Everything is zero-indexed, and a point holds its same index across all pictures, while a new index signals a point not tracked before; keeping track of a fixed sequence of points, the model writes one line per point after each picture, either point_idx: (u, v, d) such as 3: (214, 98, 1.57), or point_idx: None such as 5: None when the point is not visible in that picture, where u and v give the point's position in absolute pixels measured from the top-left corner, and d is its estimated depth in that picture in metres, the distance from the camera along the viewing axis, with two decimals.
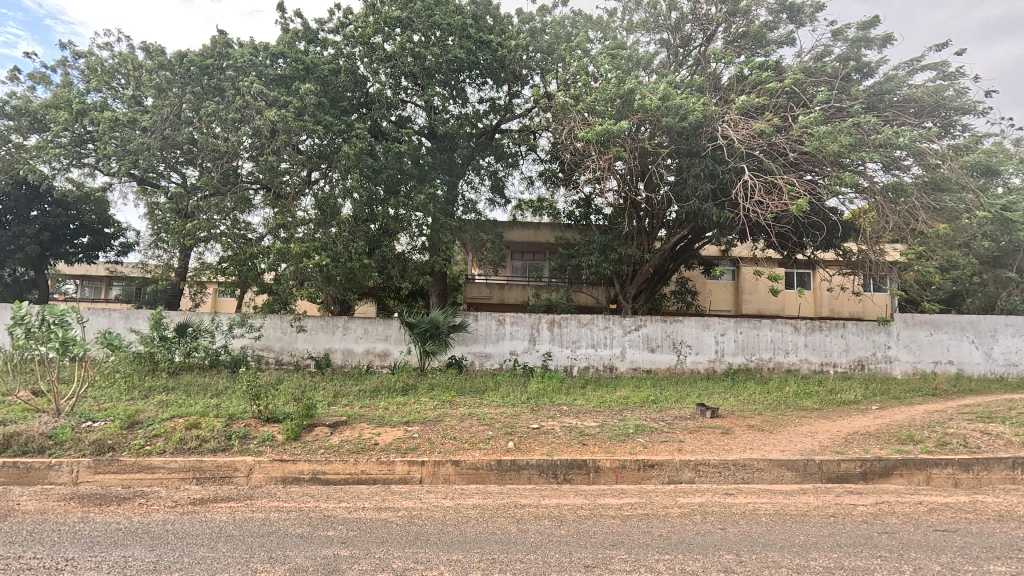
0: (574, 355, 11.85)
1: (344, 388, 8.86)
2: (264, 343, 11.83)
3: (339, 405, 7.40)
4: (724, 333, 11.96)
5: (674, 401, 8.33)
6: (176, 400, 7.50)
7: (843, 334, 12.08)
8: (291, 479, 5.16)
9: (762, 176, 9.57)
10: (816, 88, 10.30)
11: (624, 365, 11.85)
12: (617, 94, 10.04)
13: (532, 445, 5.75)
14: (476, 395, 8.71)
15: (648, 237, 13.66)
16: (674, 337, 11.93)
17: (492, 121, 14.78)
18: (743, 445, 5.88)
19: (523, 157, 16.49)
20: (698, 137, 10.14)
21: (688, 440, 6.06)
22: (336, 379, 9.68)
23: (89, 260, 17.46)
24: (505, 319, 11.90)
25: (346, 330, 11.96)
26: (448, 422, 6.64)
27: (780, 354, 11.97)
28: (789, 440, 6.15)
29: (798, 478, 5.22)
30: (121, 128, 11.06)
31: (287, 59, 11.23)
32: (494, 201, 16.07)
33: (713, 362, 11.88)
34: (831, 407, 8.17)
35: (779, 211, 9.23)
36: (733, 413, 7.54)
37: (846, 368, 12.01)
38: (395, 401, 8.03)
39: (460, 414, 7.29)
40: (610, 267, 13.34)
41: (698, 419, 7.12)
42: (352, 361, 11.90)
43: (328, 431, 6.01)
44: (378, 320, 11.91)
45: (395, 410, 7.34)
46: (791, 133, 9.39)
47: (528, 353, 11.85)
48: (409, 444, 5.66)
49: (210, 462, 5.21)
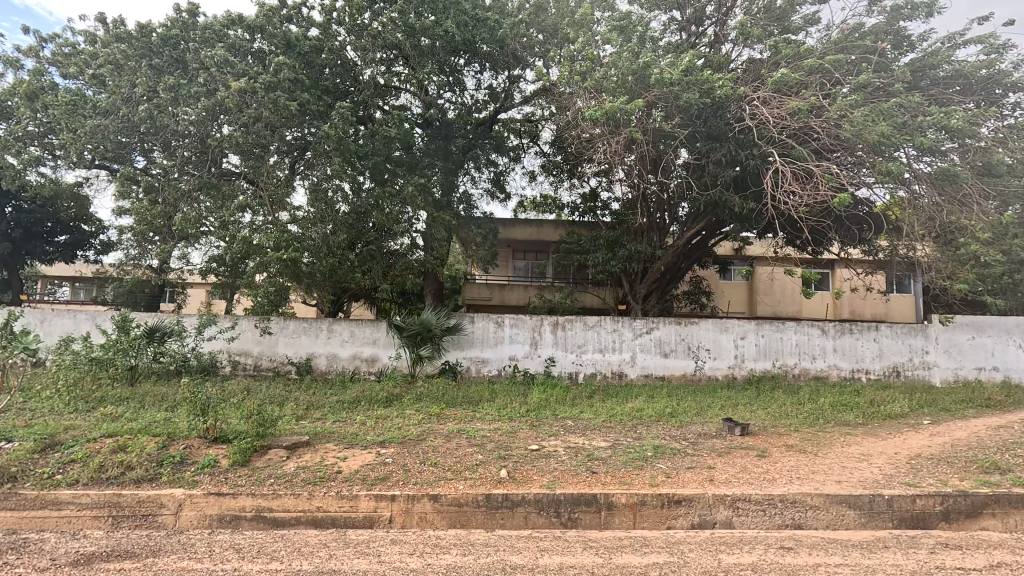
0: (579, 360, 10.81)
1: (319, 399, 7.85)
2: (241, 347, 10.87)
3: (307, 422, 6.39)
4: (744, 336, 10.88)
5: (696, 416, 7.26)
6: (122, 414, 6.50)
7: (876, 338, 10.97)
8: (229, 519, 4.15)
9: (793, 162, 8.50)
10: (850, 64, 9.25)
11: (635, 372, 10.79)
12: (628, 71, 9.02)
13: (529, 473, 4.70)
14: (469, 407, 7.67)
15: (660, 233, 12.65)
16: (689, 341, 10.87)
17: (492, 110, 13.87)
18: (789, 473, 4.79)
19: (525, 149, 15.57)
20: (719, 118, 9.11)
21: (719, 466, 4.99)
22: (314, 388, 8.68)
23: (67, 259, 16.57)
24: (504, 321, 10.88)
25: (330, 334, 10.97)
26: (431, 443, 5.64)
27: (807, 360, 10.87)
28: (842, 467, 5.08)
29: (862, 518, 4.17)
30: (85, 112, 10.11)
31: (267, 38, 10.28)
32: (495, 196, 15.12)
33: (732, 368, 10.81)
34: (876, 423, 7.09)
35: (812, 204, 8.18)
36: (766, 430, 6.46)
37: (879, 375, 10.90)
38: (374, 414, 7.02)
39: (447, 432, 6.25)
40: (619, 265, 12.31)
41: (726, 439, 6.05)
42: (336, 367, 10.91)
43: (285, 454, 5.00)
44: (365, 323, 10.92)
45: (372, 427, 6.33)
46: (827, 114, 8.36)
47: (529, 358, 10.83)
48: (380, 472, 4.64)
49: (130, 496, 4.22)
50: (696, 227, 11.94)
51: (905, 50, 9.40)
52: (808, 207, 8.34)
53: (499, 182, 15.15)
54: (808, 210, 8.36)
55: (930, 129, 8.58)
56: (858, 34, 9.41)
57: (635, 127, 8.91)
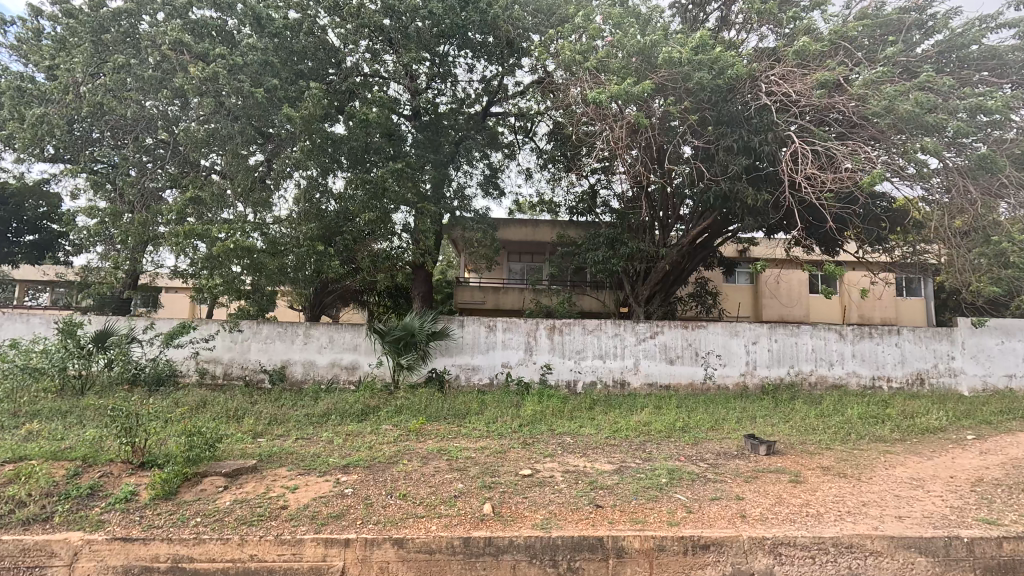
0: (578, 368, 9.96)
1: (285, 412, 6.95)
2: (209, 354, 9.95)
3: (262, 442, 5.50)
4: (756, 341, 10.06)
5: (711, 431, 6.40)
6: (49, 430, 5.59)
7: (898, 343, 10.16)
8: (136, 572, 3.28)
9: (815, 146, 7.80)
10: (872, 43, 8.52)
11: (638, 381, 9.94)
12: (632, 51, 8.27)
13: (519, 508, 3.83)
14: (453, 421, 6.80)
15: (664, 231, 11.88)
16: (696, 346, 10.03)
17: (484, 101, 13.16)
18: (837, 506, 3.94)
19: (520, 146, 14.86)
20: (732, 101, 8.39)
21: (750, 496, 4.14)
22: (284, 400, 7.79)
23: (35, 261, 15.62)
24: (496, 325, 10.03)
25: (307, 339, 10.10)
26: (403, 466, 4.76)
27: (824, 367, 10.05)
28: (896, 496, 4.23)
29: (935, 568, 3.34)
30: (38, 95, 9.24)
31: (242, 16, 9.51)
32: (487, 194, 14.34)
33: (744, 376, 9.97)
34: (916, 438, 6.25)
35: (835, 189, 7.53)
36: (795, 449, 5.60)
37: (902, 384, 10.09)
38: (344, 431, 6.15)
39: (425, 452, 5.38)
40: (621, 264, 11.46)
41: (751, 459, 5.20)
42: (313, 376, 10.02)
43: (223, 484, 4.12)
44: (345, 327, 10.06)
45: (339, 447, 5.46)
46: (852, 91, 7.69)
47: (523, 365, 9.96)
48: (337, 505, 3.78)
49: (12, 543, 3.32)
50: (703, 223, 11.16)
51: (929, 30, 8.56)
52: (830, 194, 7.65)
53: (492, 180, 14.39)
54: (829, 197, 7.69)
55: (962, 113, 7.83)
56: (879, 12, 8.59)
57: (641, 110, 8.11)
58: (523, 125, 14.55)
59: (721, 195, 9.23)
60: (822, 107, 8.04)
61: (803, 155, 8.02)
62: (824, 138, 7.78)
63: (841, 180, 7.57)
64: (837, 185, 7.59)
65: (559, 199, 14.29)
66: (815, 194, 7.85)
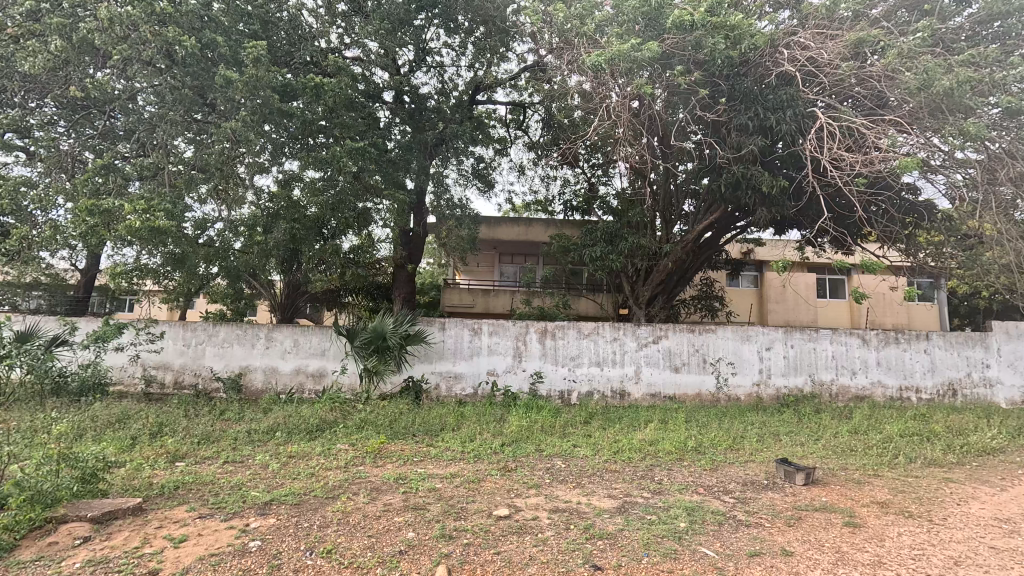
0: (572, 376, 8.90)
1: (224, 428, 5.84)
2: (159, 359, 8.93)
3: (175, 471, 4.39)
4: (771, 347, 9.03)
5: (731, 453, 5.32)
6: None
7: (927, 349, 9.16)
8: None
9: (844, 123, 6.84)
10: (902, 12, 7.59)
11: (639, 391, 8.89)
12: (635, 14, 7.31)
13: (486, 573, 2.74)
14: (423, 439, 5.72)
15: (666, 226, 10.89)
16: (704, 352, 8.99)
17: (470, 86, 12.22)
18: (921, 567, 2.88)
19: (510, 137, 13.91)
20: (747, 75, 7.43)
21: (801, 552, 3.06)
22: (229, 412, 6.68)
23: None
24: (480, 328, 8.98)
25: (268, 344, 9.00)
26: (344, 503, 3.68)
27: (845, 376, 9.02)
28: (994, 550, 3.17)
29: None
30: None
31: None
32: (475, 189, 13.35)
33: (758, 386, 8.93)
34: (978, 462, 5.21)
35: (869, 170, 6.57)
36: (838, 478, 4.55)
37: (932, 395, 9.08)
38: (287, 452, 5.05)
39: (378, 483, 4.27)
40: (620, 261, 10.40)
41: (787, 492, 4.15)
42: (275, 385, 8.91)
43: (85, 532, 3.02)
44: (311, 330, 8.97)
45: (270, 475, 4.35)
46: (885, 60, 6.74)
47: (511, 374, 8.90)
48: (228, 569, 2.68)
49: None
50: (709, 217, 10.18)
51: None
52: (861, 176, 6.69)
53: (481, 175, 13.48)
54: (860, 179, 6.74)
55: (1009, 88, 6.88)
56: None
57: (642, 79, 7.14)
58: (516, 119, 13.71)
59: (733, 182, 8.23)
60: (849, 81, 7.10)
61: (827, 133, 7.08)
62: (853, 114, 6.84)
63: (875, 160, 6.62)
64: (871, 166, 6.62)
65: (552, 196, 13.38)
66: (843, 179, 6.91)
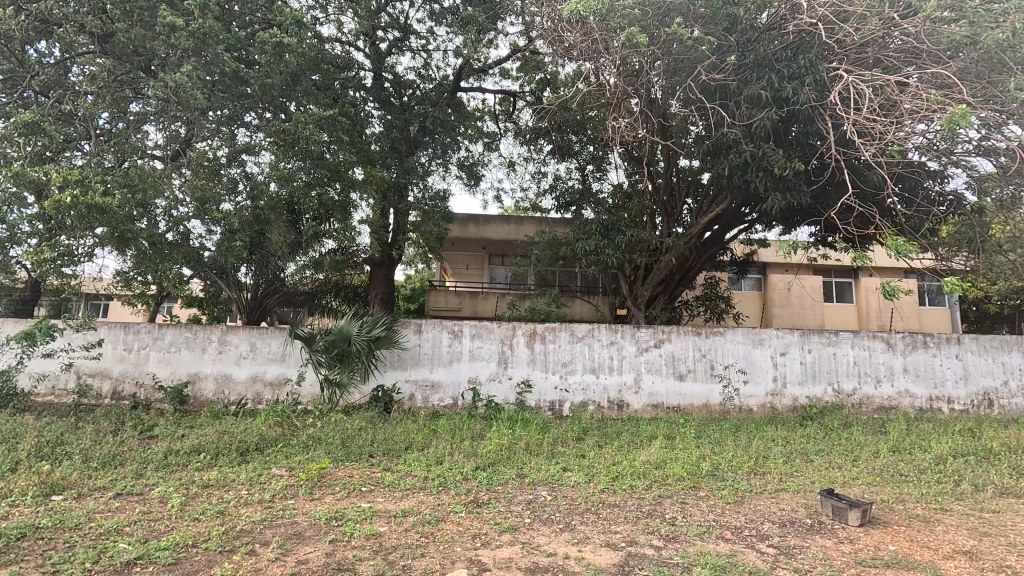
0: (564, 385, 7.90)
1: (138, 449, 4.78)
2: (97, 366, 7.91)
3: (39, 510, 3.33)
4: (786, 351, 8.07)
5: (753, 480, 4.34)
6: None
7: (959, 354, 8.23)
8: None
9: (875, 83, 5.95)
10: None
11: (639, 401, 7.89)
12: None
13: None
14: (380, 462, 4.71)
15: (667, 220, 9.93)
16: (712, 357, 8.01)
17: (453, 70, 11.38)
18: None
19: (498, 130, 13.09)
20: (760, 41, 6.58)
21: None
22: (157, 428, 5.64)
23: None
24: (461, 331, 7.98)
25: (220, 347, 7.97)
26: (243, 563, 2.64)
27: (869, 384, 8.06)
28: None
29: None
30: None
31: None
32: (461, 183, 12.42)
33: (772, 395, 7.95)
34: None
35: (903, 138, 5.70)
36: (899, 514, 3.58)
37: (965, 405, 8.14)
38: (202, 481, 4.01)
39: (304, 525, 3.25)
40: (616, 257, 9.45)
41: (839, 537, 3.19)
42: (227, 395, 7.87)
43: None
44: (270, 332, 7.96)
45: (163, 517, 3.31)
46: (920, 18, 5.88)
47: (496, 382, 7.90)
48: None
49: None
50: (715, 208, 9.24)
51: None
52: (895, 146, 5.81)
53: (467, 168, 12.54)
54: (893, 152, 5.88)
55: None
56: None
57: (644, 40, 6.20)
58: (505, 110, 12.80)
59: (745, 165, 7.30)
60: (876, 46, 6.24)
61: (855, 96, 6.18)
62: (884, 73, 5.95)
63: (911, 125, 5.74)
64: (906, 132, 5.75)
65: (543, 191, 12.44)
66: (873, 147, 6.03)
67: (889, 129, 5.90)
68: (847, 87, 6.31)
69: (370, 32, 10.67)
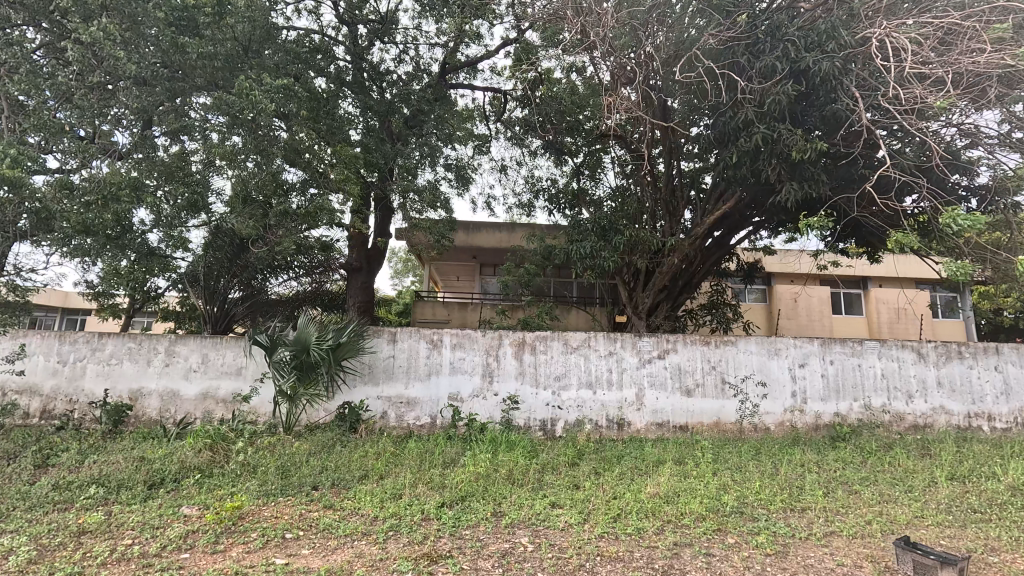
0: (556, 401, 6.97)
1: (21, 482, 3.83)
2: (27, 380, 6.99)
3: None
4: (806, 363, 7.17)
5: (790, 520, 3.42)
6: None
7: (998, 365, 7.34)
8: None
9: (913, 43, 5.17)
10: None
11: (642, 419, 6.97)
12: None
13: None
14: (323, 497, 3.77)
15: (669, 220, 9.11)
16: (723, 369, 7.11)
17: (440, 64, 10.66)
18: None
19: (489, 130, 12.37)
20: (773, 9, 5.85)
21: None
22: (63, 453, 4.67)
23: None
24: (440, 340, 7.06)
25: (167, 358, 7.03)
26: None
27: (899, 400, 7.16)
28: None
29: None
30: None
31: None
32: (449, 185, 11.65)
33: (791, 412, 7.04)
34: None
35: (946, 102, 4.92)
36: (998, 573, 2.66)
37: (1008, 423, 7.22)
38: (77, 527, 3.07)
39: None
40: (614, 260, 8.62)
41: None
42: (174, 412, 6.92)
43: None
44: (224, 342, 7.03)
45: None
46: None
47: (479, 398, 6.97)
48: None
49: None
50: (722, 206, 8.42)
51: None
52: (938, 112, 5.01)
53: (456, 169, 11.77)
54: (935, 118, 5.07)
55: None
56: None
57: None
58: (496, 109, 12.09)
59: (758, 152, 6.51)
60: (907, 8, 5.48)
61: (890, 59, 5.39)
62: (924, 30, 5.17)
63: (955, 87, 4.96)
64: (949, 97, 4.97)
65: (536, 194, 11.65)
66: (911, 117, 5.23)
67: (930, 94, 5.10)
68: (879, 49, 5.52)
69: (351, 23, 10.02)
